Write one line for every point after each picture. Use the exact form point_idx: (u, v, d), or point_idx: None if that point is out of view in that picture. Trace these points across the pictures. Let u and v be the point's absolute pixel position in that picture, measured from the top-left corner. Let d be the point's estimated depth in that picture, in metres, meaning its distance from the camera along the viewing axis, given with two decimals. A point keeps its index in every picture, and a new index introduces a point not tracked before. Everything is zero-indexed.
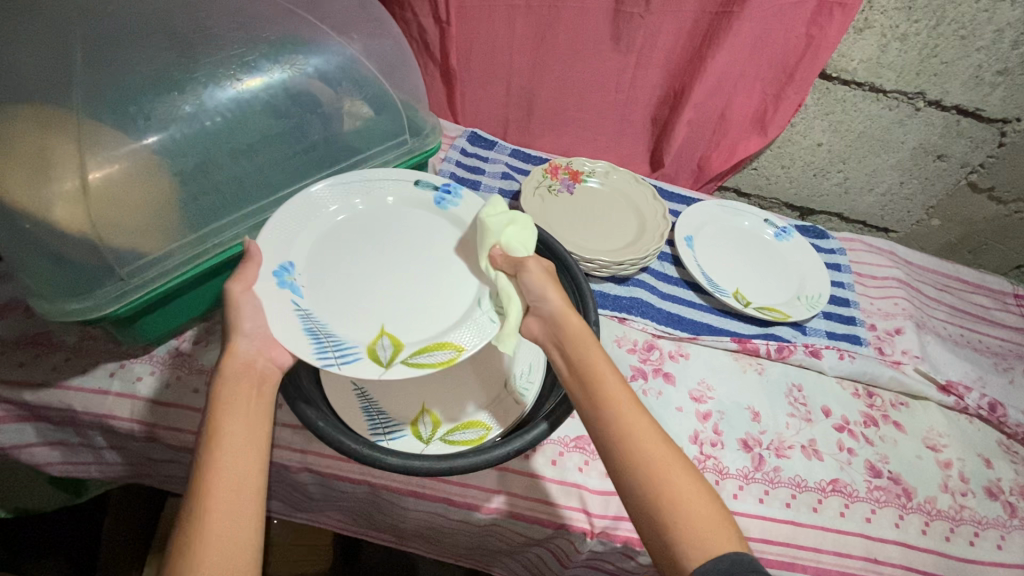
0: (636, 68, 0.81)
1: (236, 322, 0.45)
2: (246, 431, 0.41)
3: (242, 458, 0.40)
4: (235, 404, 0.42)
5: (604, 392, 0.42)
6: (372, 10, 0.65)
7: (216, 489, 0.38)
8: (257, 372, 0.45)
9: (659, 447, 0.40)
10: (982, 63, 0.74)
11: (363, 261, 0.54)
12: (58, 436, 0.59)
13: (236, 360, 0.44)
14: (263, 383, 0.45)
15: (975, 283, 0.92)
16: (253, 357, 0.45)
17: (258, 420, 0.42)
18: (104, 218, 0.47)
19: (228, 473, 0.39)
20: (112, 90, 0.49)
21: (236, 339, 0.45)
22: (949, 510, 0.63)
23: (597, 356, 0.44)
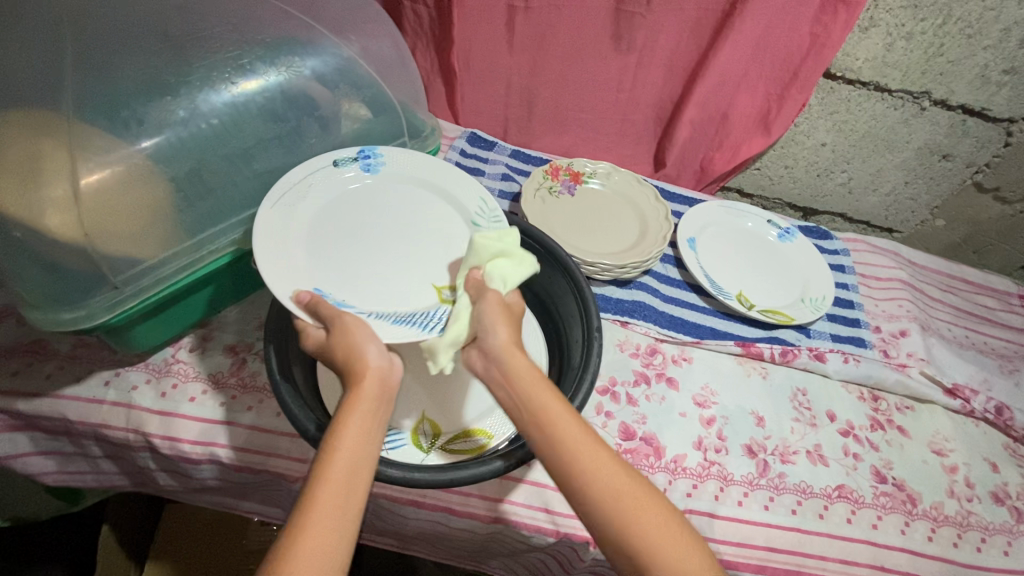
0: (638, 68, 0.80)
1: (358, 344, 0.42)
2: (361, 433, 0.38)
3: (355, 465, 0.37)
4: (356, 410, 0.39)
5: (565, 440, 0.39)
6: (370, 11, 0.64)
7: (321, 501, 0.35)
8: (380, 381, 0.41)
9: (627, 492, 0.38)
10: (989, 62, 0.73)
11: (352, 254, 0.52)
12: (53, 445, 0.58)
13: (369, 372, 0.41)
14: (388, 393, 0.41)
15: (980, 284, 0.91)
16: (378, 368, 0.41)
17: (375, 429, 0.39)
18: (96, 225, 0.46)
19: (338, 486, 0.36)
20: (105, 95, 0.48)
21: (364, 353, 0.42)
22: (956, 516, 0.62)
23: (548, 401, 0.40)
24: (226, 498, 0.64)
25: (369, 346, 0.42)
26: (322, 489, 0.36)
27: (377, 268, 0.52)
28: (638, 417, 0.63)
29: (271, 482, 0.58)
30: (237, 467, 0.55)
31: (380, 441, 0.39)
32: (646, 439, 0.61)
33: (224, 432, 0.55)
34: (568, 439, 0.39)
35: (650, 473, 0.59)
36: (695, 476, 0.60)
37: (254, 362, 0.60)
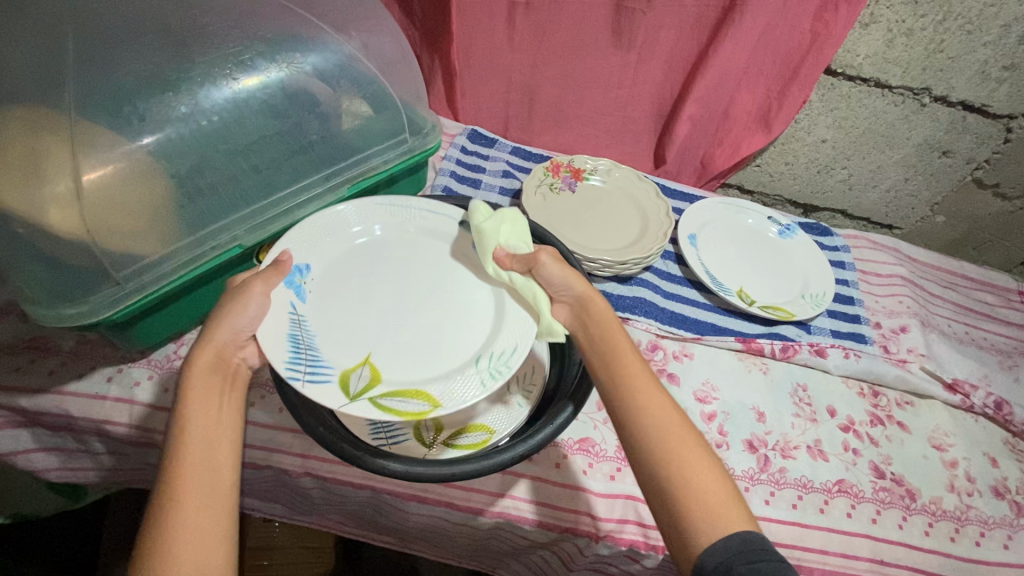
0: (638, 64, 0.80)
1: (234, 314, 0.45)
2: (212, 417, 0.41)
3: (216, 440, 0.40)
4: (201, 392, 0.42)
5: (629, 372, 0.45)
6: (370, 7, 0.64)
7: (183, 477, 0.37)
8: (216, 358, 0.44)
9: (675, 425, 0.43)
10: (989, 58, 0.74)
11: (366, 291, 0.53)
12: (56, 441, 0.58)
13: (205, 349, 0.43)
14: (230, 373, 0.44)
15: (980, 280, 0.92)
16: (218, 346, 0.44)
17: (227, 412, 0.42)
18: (98, 221, 0.46)
19: (195, 460, 0.38)
20: (107, 90, 0.48)
21: (222, 326, 0.45)
22: (955, 510, 0.62)
23: (620, 341, 0.47)
24: None
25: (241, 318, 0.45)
26: (181, 472, 0.38)
27: (381, 313, 0.51)
28: None
29: (274, 477, 0.58)
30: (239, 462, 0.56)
31: (230, 415, 0.42)
32: None
33: None
34: (631, 372, 0.45)
35: None
36: None
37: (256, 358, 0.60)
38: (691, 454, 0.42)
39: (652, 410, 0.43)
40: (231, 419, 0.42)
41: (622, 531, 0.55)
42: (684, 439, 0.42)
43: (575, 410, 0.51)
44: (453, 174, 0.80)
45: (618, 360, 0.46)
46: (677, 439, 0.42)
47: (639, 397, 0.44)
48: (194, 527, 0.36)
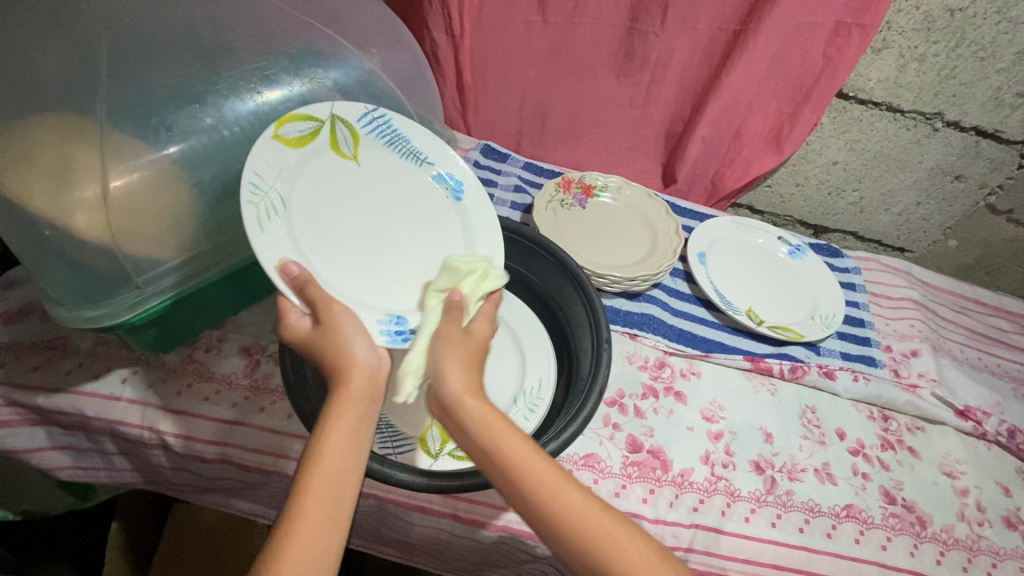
0: (651, 84, 0.82)
1: (345, 340, 0.44)
2: (353, 440, 0.40)
3: (349, 460, 0.40)
4: (351, 409, 0.41)
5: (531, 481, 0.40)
6: (390, 24, 0.66)
7: (311, 498, 0.38)
8: (369, 377, 0.43)
9: (597, 524, 0.39)
10: (1002, 84, 0.74)
11: (398, 265, 0.54)
12: (69, 440, 0.59)
13: (358, 368, 0.43)
14: (377, 390, 0.43)
15: (993, 306, 0.91)
16: (367, 364, 0.43)
17: (366, 431, 0.42)
18: (124, 226, 0.47)
19: (325, 488, 0.38)
20: (135, 100, 0.49)
21: (350, 349, 0.43)
22: (966, 539, 0.61)
23: (515, 449, 0.40)
24: (235, 499, 0.64)
25: (356, 341, 0.44)
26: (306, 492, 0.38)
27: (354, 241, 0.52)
28: (645, 429, 0.63)
29: (280, 484, 0.58)
30: (247, 468, 0.57)
31: (368, 433, 0.42)
32: (654, 452, 0.61)
33: (237, 432, 0.56)
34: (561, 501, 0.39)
35: (656, 487, 0.59)
36: (702, 491, 0.60)
37: (267, 364, 0.61)
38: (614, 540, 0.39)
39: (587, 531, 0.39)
40: (362, 446, 0.41)
41: None
42: (602, 529, 0.39)
43: (537, 467, 0.50)
44: None
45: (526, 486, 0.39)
46: (603, 541, 0.39)
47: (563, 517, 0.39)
48: (310, 556, 0.36)
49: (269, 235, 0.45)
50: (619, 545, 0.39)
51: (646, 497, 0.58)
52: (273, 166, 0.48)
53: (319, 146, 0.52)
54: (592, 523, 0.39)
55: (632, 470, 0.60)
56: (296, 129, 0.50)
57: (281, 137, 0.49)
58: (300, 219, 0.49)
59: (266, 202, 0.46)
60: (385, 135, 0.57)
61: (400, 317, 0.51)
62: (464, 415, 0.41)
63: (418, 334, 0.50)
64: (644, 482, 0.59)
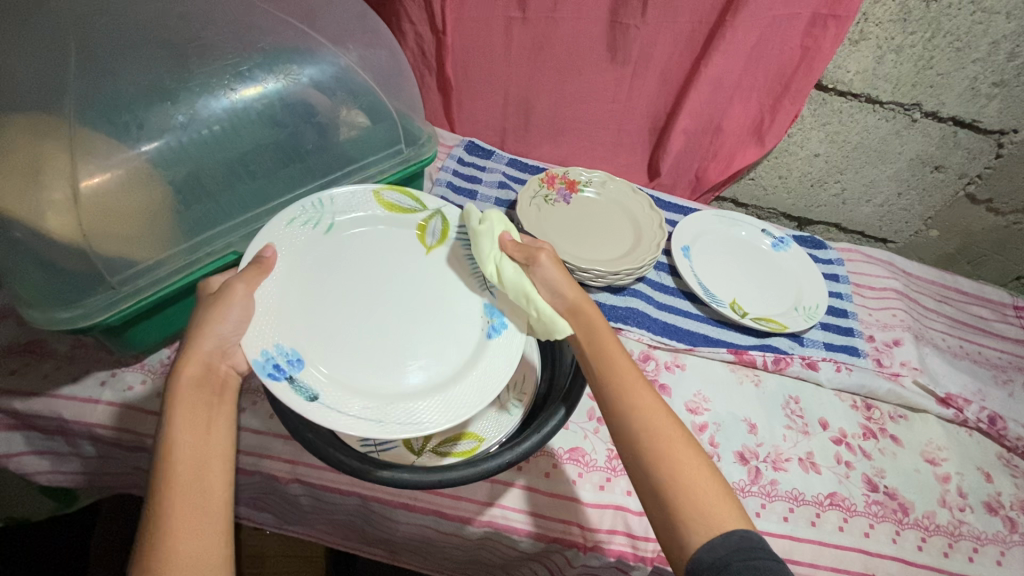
0: (632, 78, 0.82)
1: (210, 324, 0.44)
2: (199, 429, 0.41)
3: (200, 448, 0.40)
4: (188, 401, 0.41)
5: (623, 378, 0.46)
6: (368, 21, 0.65)
7: (176, 490, 0.38)
8: (206, 366, 0.43)
9: (670, 436, 0.43)
10: (978, 74, 0.74)
11: (371, 330, 0.51)
12: (47, 444, 0.58)
13: (198, 357, 0.43)
14: (217, 379, 0.44)
15: (974, 295, 0.92)
16: (208, 354, 0.44)
17: (212, 418, 0.42)
18: (97, 226, 0.47)
19: (186, 478, 0.38)
20: (106, 99, 0.49)
21: (203, 338, 0.43)
22: (948, 525, 0.62)
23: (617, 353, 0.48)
24: None
25: (217, 327, 0.44)
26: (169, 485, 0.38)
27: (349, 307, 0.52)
28: None
29: (264, 484, 0.58)
30: None
31: (214, 422, 0.42)
32: None
33: None
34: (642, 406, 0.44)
35: None
36: None
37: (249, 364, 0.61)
38: (677, 451, 0.42)
39: (658, 435, 0.43)
40: (221, 435, 0.42)
41: (611, 542, 0.55)
42: (675, 442, 0.43)
43: (566, 415, 0.51)
44: (449, 185, 0.82)
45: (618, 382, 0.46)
46: (673, 452, 0.42)
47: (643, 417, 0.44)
48: (192, 545, 0.36)
49: (294, 234, 0.52)
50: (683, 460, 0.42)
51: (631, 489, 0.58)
52: (352, 203, 0.56)
53: (405, 220, 0.57)
54: (666, 432, 0.43)
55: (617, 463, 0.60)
56: (396, 198, 0.58)
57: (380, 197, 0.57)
58: (332, 246, 0.54)
59: (314, 209, 0.54)
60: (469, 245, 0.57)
61: (296, 360, 0.47)
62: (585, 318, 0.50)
63: (287, 389, 0.44)
64: None
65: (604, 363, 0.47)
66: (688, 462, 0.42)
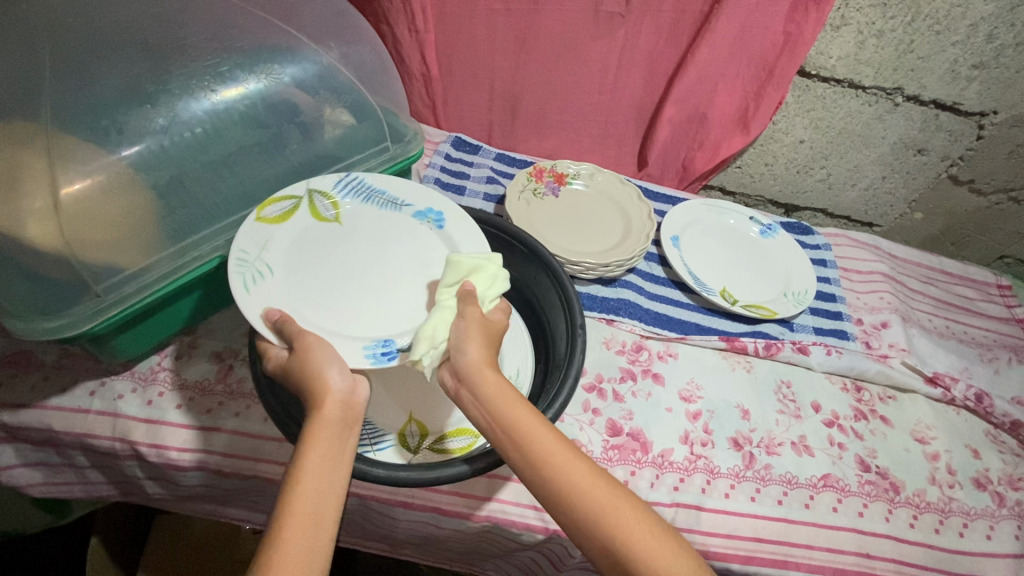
0: (617, 68, 0.82)
1: (320, 363, 0.43)
2: (328, 465, 0.39)
3: (326, 490, 0.38)
4: (324, 436, 0.40)
5: (538, 451, 0.40)
6: (349, 17, 0.65)
7: (294, 525, 0.35)
8: (342, 405, 0.42)
9: (599, 498, 0.39)
10: (958, 57, 0.75)
11: (365, 296, 0.51)
12: (38, 456, 0.58)
13: (330, 396, 0.42)
14: (349, 419, 0.42)
15: (959, 275, 0.93)
16: (341, 392, 0.42)
17: (341, 458, 0.40)
18: (78, 234, 0.46)
19: (308, 514, 0.36)
20: (83, 104, 0.48)
21: (327, 375, 0.42)
22: (938, 502, 0.63)
23: (524, 419, 0.41)
24: (217, 506, 0.64)
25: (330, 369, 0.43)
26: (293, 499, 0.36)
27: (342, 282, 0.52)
28: (624, 412, 0.64)
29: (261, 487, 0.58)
30: (226, 473, 0.56)
31: (344, 463, 0.40)
32: (633, 434, 0.62)
33: (212, 438, 0.55)
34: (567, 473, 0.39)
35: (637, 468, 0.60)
36: (682, 470, 0.60)
37: (240, 368, 0.60)
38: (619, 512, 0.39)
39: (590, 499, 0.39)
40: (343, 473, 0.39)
41: None
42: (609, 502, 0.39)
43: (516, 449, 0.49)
44: (437, 181, 0.82)
45: (538, 461, 0.39)
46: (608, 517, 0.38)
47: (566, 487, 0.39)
48: None
49: (257, 293, 0.47)
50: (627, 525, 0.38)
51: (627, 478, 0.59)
52: (259, 241, 0.50)
53: (300, 219, 0.53)
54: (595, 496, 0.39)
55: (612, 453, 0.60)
56: (276, 207, 0.52)
57: (264, 215, 0.52)
58: (291, 270, 0.51)
59: (248, 268, 0.48)
60: (361, 193, 0.57)
61: (388, 339, 0.48)
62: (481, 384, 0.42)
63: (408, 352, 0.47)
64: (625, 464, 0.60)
65: (511, 430, 0.40)
66: (624, 523, 0.38)
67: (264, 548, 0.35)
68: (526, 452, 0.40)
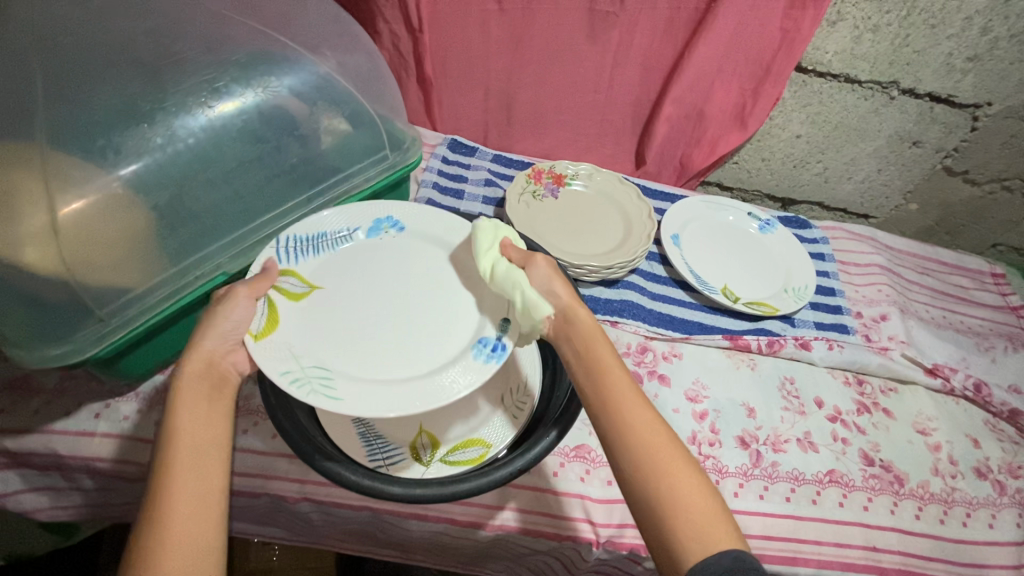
0: (613, 67, 0.81)
1: (218, 318, 0.45)
2: (202, 420, 0.41)
3: (198, 437, 0.41)
4: (190, 395, 0.42)
5: (614, 389, 0.43)
6: (344, 24, 0.64)
7: (170, 471, 0.39)
8: (207, 363, 0.44)
9: (657, 440, 0.41)
10: (953, 50, 0.75)
11: (413, 333, 0.48)
12: (44, 481, 0.57)
13: (197, 353, 0.44)
14: (219, 377, 0.44)
15: (954, 265, 0.94)
16: (208, 351, 0.45)
17: (215, 412, 0.43)
18: (79, 257, 0.45)
19: (183, 458, 0.39)
20: (76, 124, 0.47)
21: (206, 333, 0.45)
22: (941, 493, 0.64)
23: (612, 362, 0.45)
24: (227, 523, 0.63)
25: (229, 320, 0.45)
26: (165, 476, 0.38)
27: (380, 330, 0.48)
28: None
29: (272, 504, 0.57)
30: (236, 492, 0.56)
31: (217, 419, 0.42)
32: None
33: None
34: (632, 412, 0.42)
35: None
36: None
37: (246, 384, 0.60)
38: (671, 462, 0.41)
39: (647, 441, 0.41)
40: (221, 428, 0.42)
41: (622, 536, 0.56)
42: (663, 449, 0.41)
43: (559, 436, 0.50)
44: (435, 186, 0.81)
45: (607, 393, 0.43)
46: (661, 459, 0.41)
47: (626, 421, 0.42)
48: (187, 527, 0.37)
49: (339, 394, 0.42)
50: (676, 473, 0.40)
51: None
52: (289, 356, 0.44)
53: (301, 306, 0.48)
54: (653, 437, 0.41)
55: None
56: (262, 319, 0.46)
57: (264, 331, 0.45)
58: (332, 358, 0.45)
59: (318, 379, 0.43)
60: (310, 247, 0.52)
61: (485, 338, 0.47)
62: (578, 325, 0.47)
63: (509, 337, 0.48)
64: None
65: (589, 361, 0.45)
66: (674, 472, 0.40)
67: (154, 493, 0.38)
68: (601, 382, 0.44)
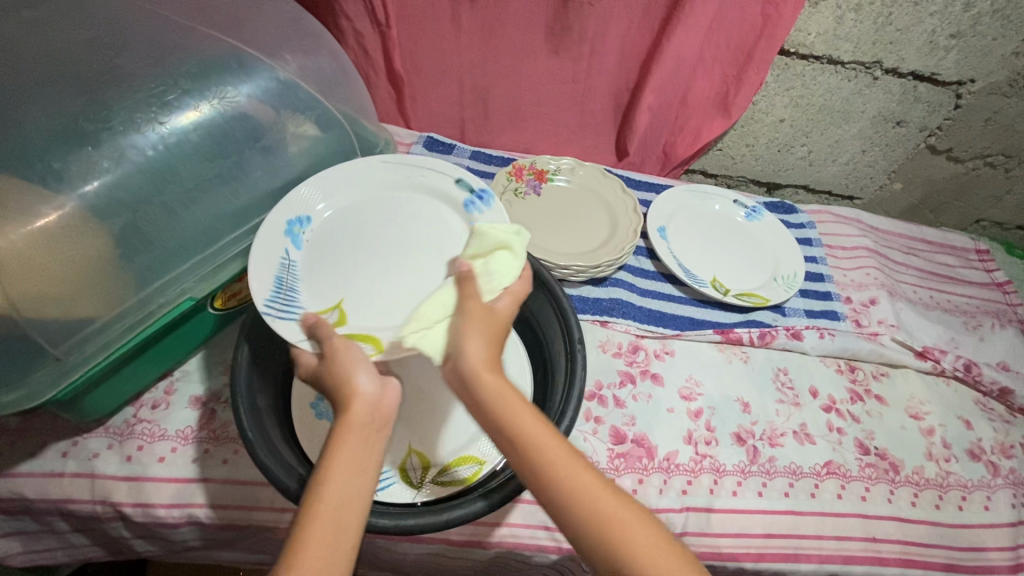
0: (590, 57, 0.78)
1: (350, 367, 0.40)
2: (355, 467, 0.36)
3: (354, 494, 0.35)
4: (351, 441, 0.37)
5: (547, 461, 0.35)
6: (305, 24, 0.60)
7: (314, 528, 0.33)
8: (372, 408, 0.38)
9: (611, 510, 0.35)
10: (936, 27, 0.74)
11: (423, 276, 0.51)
12: (13, 526, 0.54)
13: (357, 400, 0.38)
14: (382, 423, 0.38)
15: (939, 243, 0.94)
16: (370, 395, 0.39)
17: (372, 464, 0.36)
18: (27, 293, 0.41)
19: (330, 515, 0.34)
20: (10, 147, 0.43)
21: (354, 380, 0.39)
22: (937, 478, 0.64)
23: (526, 421, 0.36)
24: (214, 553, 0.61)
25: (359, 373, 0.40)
26: (314, 519, 0.34)
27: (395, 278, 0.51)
28: (627, 418, 0.63)
29: (259, 533, 0.55)
30: (219, 524, 0.53)
31: (372, 471, 0.36)
32: (638, 440, 0.61)
33: (202, 491, 0.52)
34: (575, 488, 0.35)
35: (645, 476, 0.59)
36: (689, 472, 0.60)
37: (224, 411, 0.57)
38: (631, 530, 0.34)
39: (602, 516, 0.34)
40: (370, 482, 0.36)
41: None
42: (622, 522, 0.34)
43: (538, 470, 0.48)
44: None
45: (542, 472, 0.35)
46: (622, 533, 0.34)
47: (570, 498, 0.35)
48: None
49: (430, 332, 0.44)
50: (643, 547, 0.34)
51: (636, 487, 0.58)
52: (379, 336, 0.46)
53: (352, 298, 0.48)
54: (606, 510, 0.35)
55: (618, 462, 0.59)
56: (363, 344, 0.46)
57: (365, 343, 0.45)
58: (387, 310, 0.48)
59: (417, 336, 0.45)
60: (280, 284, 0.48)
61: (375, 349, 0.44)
62: (482, 397, 0.38)
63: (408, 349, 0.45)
64: (631, 473, 0.59)
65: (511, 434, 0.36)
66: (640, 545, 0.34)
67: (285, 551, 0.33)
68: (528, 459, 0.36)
